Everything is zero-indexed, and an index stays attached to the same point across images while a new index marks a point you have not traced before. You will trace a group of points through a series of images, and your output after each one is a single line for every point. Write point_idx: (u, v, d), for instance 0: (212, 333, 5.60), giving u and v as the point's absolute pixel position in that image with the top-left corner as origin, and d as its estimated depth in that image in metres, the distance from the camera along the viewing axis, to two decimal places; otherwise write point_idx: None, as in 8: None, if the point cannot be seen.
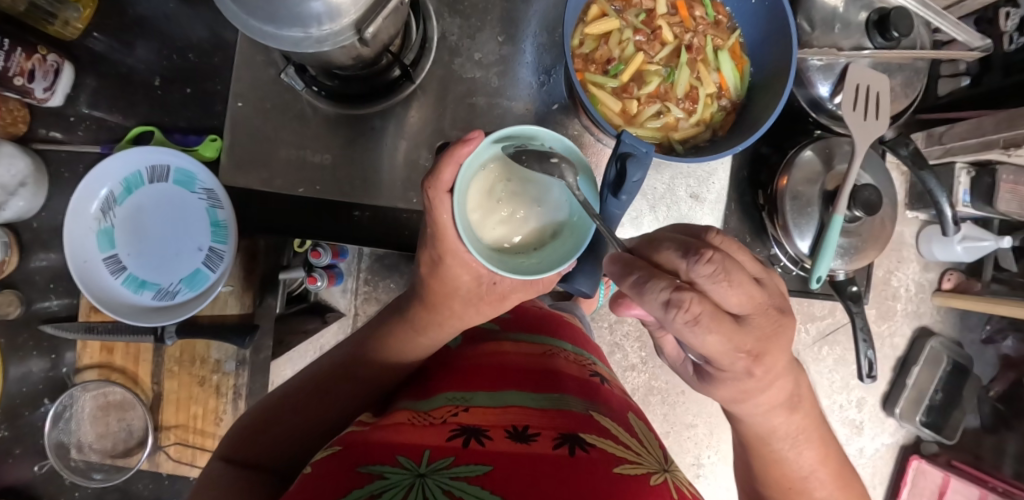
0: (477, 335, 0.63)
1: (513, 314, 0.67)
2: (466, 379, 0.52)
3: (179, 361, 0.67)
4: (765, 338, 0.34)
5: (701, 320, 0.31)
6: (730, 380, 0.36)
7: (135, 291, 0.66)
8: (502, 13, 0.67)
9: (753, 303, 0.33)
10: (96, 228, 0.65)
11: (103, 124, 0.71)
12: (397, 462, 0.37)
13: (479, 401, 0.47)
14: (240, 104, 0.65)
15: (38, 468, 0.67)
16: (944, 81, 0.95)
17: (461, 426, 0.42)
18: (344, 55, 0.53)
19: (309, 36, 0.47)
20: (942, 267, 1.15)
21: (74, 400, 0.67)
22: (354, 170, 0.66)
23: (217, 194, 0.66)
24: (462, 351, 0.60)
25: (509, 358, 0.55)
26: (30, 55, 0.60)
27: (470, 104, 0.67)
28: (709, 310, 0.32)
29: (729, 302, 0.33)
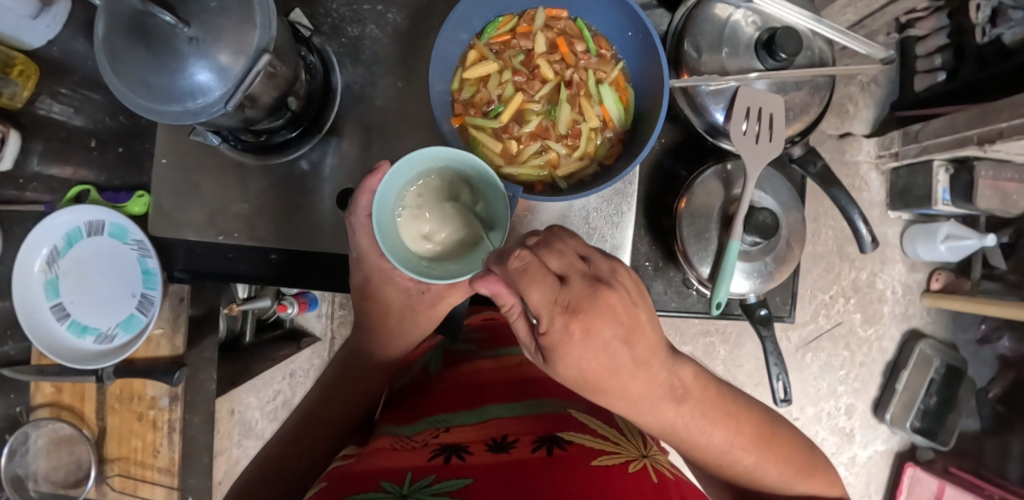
0: (455, 358, 0.74)
1: (488, 334, 0.77)
2: (445, 400, 0.62)
3: (119, 398, 0.73)
4: (585, 300, 0.39)
5: (528, 270, 0.38)
6: (572, 349, 0.41)
7: (79, 335, 0.73)
8: (408, 56, 0.72)
9: (576, 270, 0.41)
10: (43, 279, 0.72)
11: (51, 183, 0.76)
12: (382, 486, 0.45)
13: (456, 421, 0.56)
14: (165, 161, 0.70)
15: None
16: (921, 77, 1.05)
17: (442, 445, 0.51)
18: (231, 119, 0.59)
19: (186, 109, 0.53)
20: (929, 267, 1.14)
21: (28, 437, 0.72)
22: (269, 218, 0.71)
23: (145, 245, 0.71)
24: (443, 375, 0.70)
25: (483, 375, 0.65)
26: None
27: (374, 148, 0.71)
28: (537, 267, 0.39)
29: (552, 266, 0.40)
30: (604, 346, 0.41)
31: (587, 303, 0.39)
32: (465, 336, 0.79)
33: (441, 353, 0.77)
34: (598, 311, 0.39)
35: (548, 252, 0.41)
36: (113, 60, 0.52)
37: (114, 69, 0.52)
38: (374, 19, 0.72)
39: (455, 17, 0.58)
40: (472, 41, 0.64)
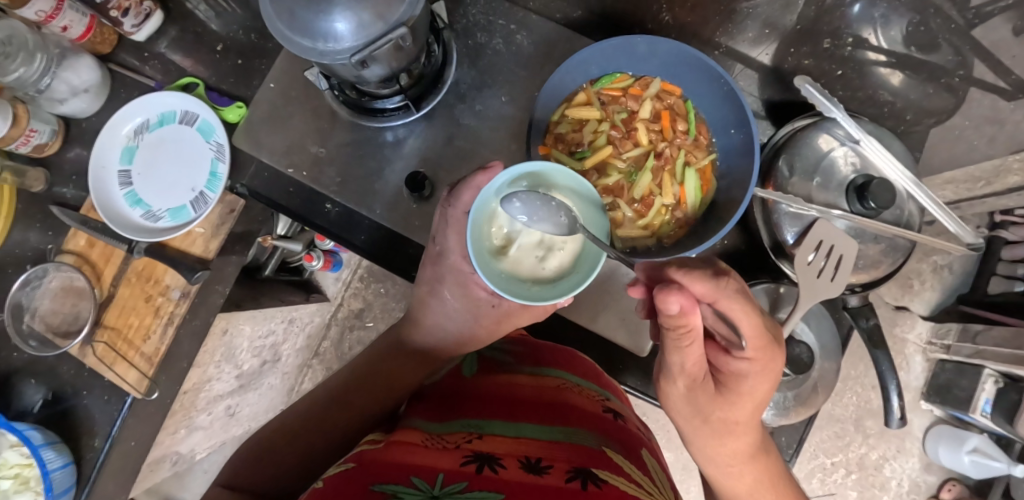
0: (491, 366, 0.67)
1: (528, 349, 0.71)
2: (480, 405, 0.56)
3: (138, 274, 0.75)
4: (763, 354, 0.44)
5: (743, 314, 0.42)
6: (733, 386, 0.47)
7: (130, 205, 0.76)
8: (522, 75, 0.75)
9: (763, 323, 0.44)
10: (124, 144, 0.77)
11: (166, 64, 0.82)
12: (411, 483, 0.39)
13: (491, 430, 0.50)
14: (272, 86, 0.75)
15: None
16: (997, 280, 0.94)
17: (474, 452, 0.45)
18: (347, 72, 0.62)
19: (315, 48, 0.57)
20: (945, 473, 1.06)
21: (45, 273, 0.77)
22: (338, 169, 0.74)
23: (225, 150, 0.76)
24: (477, 379, 0.64)
25: (520, 390, 0.59)
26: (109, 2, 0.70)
27: (455, 144, 0.74)
28: (744, 307, 0.42)
29: (750, 317, 0.42)
30: (757, 388, 0.46)
31: (771, 350, 0.45)
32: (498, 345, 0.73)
33: (476, 357, 0.70)
34: (769, 361, 0.45)
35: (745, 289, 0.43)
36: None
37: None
38: (506, 33, 0.76)
39: (575, 60, 0.62)
40: (585, 85, 0.67)
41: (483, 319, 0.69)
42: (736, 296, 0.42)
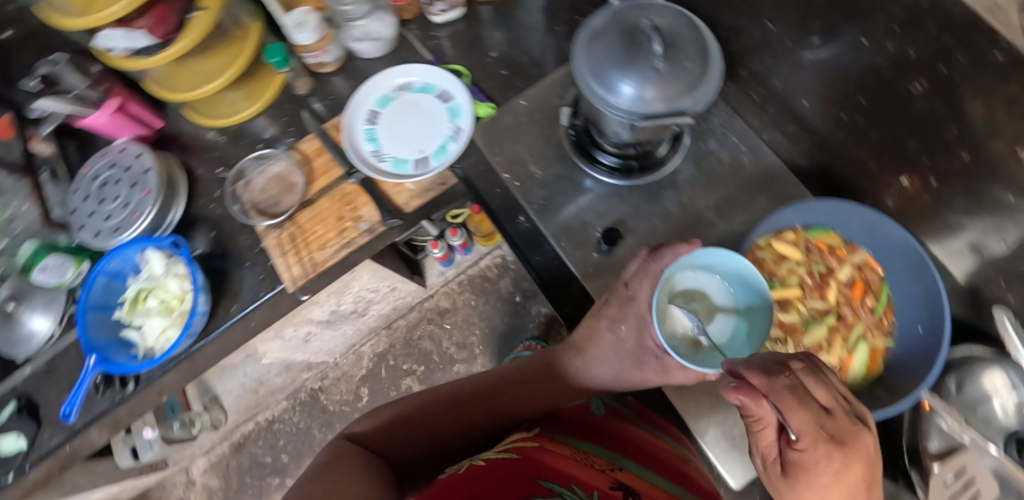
0: (615, 415, 0.75)
1: (645, 414, 0.79)
2: (611, 444, 0.64)
3: (343, 195, 0.84)
4: (841, 437, 0.42)
5: (789, 400, 0.43)
6: (814, 478, 0.42)
7: (364, 139, 0.87)
8: (730, 189, 0.82)
9: (839, 406, 0.44)
10: (387, 93, 0.90)
11: (442, 47, 0.96)
12: (573, 488, 0.46)
13: (628, 468, 0.57)
14: (524, 104, 0.87)
15: (218, 172, 0.92)
16: None
17: (619, 480, 0.52)
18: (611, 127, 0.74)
19: (606, 101, 0.68)
20: None
21: (274, 157, 0.89)
22: (545, 193, 0.83)
23: (461, 133, 0.87)
24: (604, 420, 0.72)
25: (646, 444, 0.67)
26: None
27: (650, 221, 0.82)
28: (798, 397, 0.44)
29: (818, 396, 0.44)
30: (852, 487, 0.42)
31: (850, 435, 0.42)
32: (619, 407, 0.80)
33: (603, 403, 0.78)
34: (852, 462, 0.41)
35: (820, 373, 0.46)
36: (604, 28, 0.70)
37: (597, 32, 0.70)
38: (731, 149, 0.84)
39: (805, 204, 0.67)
40: (799, 226, 0.71)
41: (644, 367, 0.74)
42: (789, 386, 0.44)
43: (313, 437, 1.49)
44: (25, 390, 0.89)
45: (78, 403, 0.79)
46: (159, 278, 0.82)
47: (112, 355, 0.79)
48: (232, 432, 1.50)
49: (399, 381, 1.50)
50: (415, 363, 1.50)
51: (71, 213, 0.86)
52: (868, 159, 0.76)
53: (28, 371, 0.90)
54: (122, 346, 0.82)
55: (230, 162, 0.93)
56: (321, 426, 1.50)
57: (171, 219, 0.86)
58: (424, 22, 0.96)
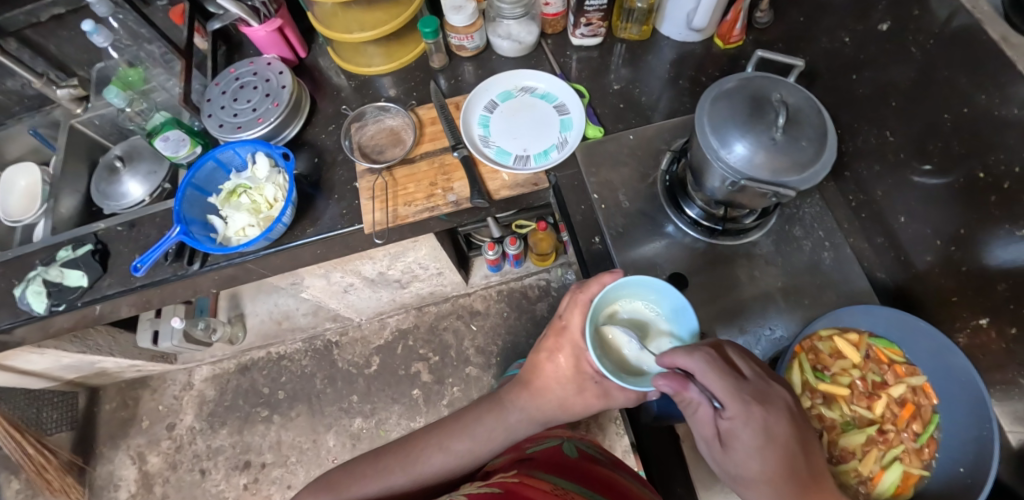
0: (585, 456, 0.82)
1: (608, 458, 0.86)
2: (582, 483, 0.73)
3: (444, 165, 0.91)
4: (759, 391, 0.61)
5: (710, 360, 0.61)
6: (737, 423, 0.59)
7: (478, 123, 0.94)
8: (800, 278, 0.85)
9: (752, 372, 0.63)
10: (510, 89, 0.97)
11: (572, 66, 1.02)
12: None
13: None
14: (631, 137, 0.93)
15: (342, 109, 0.99)
16: None
17: None
18: (710, 180, 0.77)
19: (716, 152, 0.72)
20: None
21: (393, 112, 0.96)
22: (626, 223, 0.87)
23: (565, 145, 0.91)
24: (575, 461, 0.80)
25: (616, 484, 0.75)
26: (588, 11, 0.94)
27: (715, 281, 0.85)
28: (717, 363, 0.62)
29: (738, 365, 0.63)
30: (767, 431, 0.59)
31: (763, 387, 0.61)
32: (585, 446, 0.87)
33: (571, 446, 0.85)
34: (764, 409, 0.59)
35: (737, 353, 0.65)
36: (735, 89, 0.74)
37: (726, 91, 0.74)
38: (811, 240, 0.87)
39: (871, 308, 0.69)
40: (864, 329, 0.73)
41: (585, 391, 0.83)
42: (711, 357, 0.62)
43: (313, 384, 1.53)
44: (106, 236, 0.94)
45: (149, 262, 0.83)
46: (259, 180, 0.89)
47: (193, 231, 0.85)
48: (243, 352, 1.55)
49: (411, 363, 1.54)
50: (431, 351, 1.55)
51: (205, 101, 0.95)
52: (949, 293, 0.77)
53: (115, 221, 0.95)
54: (203, 228, 0.87)
55: (353, 104, 1.00)
56: (324, 377, 1.54)
57: (284, 135, 0.95)
58: (563, 40, 1.03)
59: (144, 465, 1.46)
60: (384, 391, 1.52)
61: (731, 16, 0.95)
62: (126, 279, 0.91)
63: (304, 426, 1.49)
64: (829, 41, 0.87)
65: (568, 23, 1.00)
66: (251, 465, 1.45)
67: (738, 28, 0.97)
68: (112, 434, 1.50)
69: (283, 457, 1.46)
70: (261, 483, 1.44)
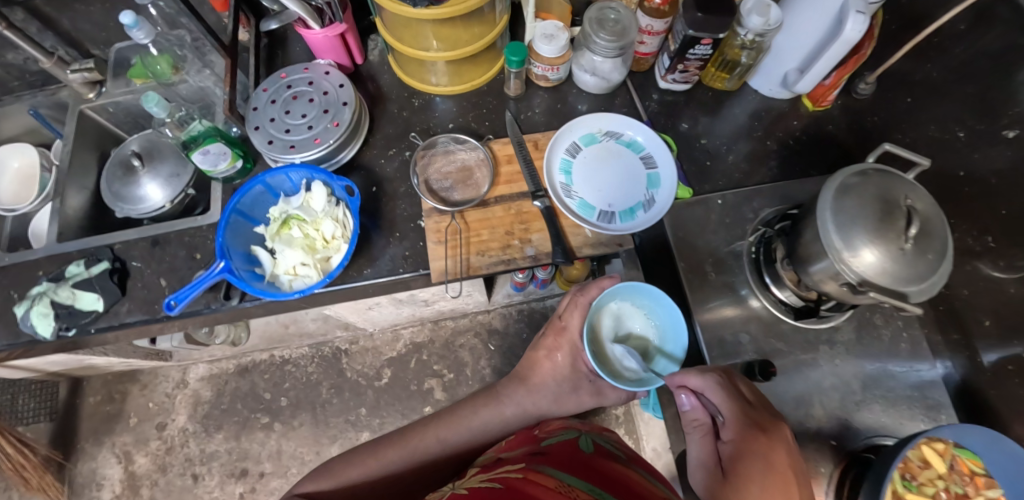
0: (606, 450, 0.68)
1: (638, 456, 0.72)
2: (594, 475, 0.60)
3: (521, 213, 0.84)
4: (762, 422, 0.63)
5: (720, 381, 0.67)
6: (733, 447, 0.62)
7: (559, 169, 0.86)
8: (873, 370, 0.84)
9: (760, 407, 0.65)
10: (593, 133, 0.89)
11: (655, 112, 0.97)
12: None
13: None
14: (719, 202, 0.89)
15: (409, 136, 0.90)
16: None
17: None
18: (816, 271, 0.74)
19: (838, 252, 0.68)
20: None
21: (470, 146, 0.89)
22: (708, 295, 0.84)
23: (652, 204, 0.85)
24: (592, 453, 0.66)
25: (642, 483, 0.61)
26: (688, 59, 0.87)
27: (791, 366, 0.83)
28: (726, 387, 0.66)
29: (745, 394, 0.67)
30: (764, 458, 0.59)
31: (767, 422, 0.63)
32: (611, 443, 0.72)
33: (590, 438, 0.71)
34: (761, 437, 0.61)
35: (750, 388, 0.68)
36: (861, 186, 0.69)
37: (852, 186, 0.70)
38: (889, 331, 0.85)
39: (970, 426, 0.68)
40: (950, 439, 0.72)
41: (579, 390, 0.89)
42: (724, 382, 0.67)
43: (319, 393, 1.45)
44: (123, 252, 0.83)
45: (185, 301, 0.73)
46: (315, 213, 0.81)
47: (237, 268, 0.75)
48: (243, 353, 1.46)
49: (423, 379, 1.48)
50: (446, 367, 1.49)
51: (252, 110, 0.85)
52: None
53: (136, 234, 0.84)
54: (246, 261, 0.78)
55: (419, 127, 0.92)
56: (331, 386, 1.46)
57: (340, 158, 0.85)
58: (648, 83, 0.98)
59: (131, 465, 1.38)
60: (394, 406, 1.45)
61: (831, 81, 0.89)
62: (149, 306, 0.80)
63: (306, 436, 1.41)
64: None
65: (658, 63, 0.94)
66: (247, 474, 1.38)
67: (832, 93, 0.92)
68: (96, 429, 1.40)
69: (283, 467, 1.38)
70: (258, 494, 1.36)
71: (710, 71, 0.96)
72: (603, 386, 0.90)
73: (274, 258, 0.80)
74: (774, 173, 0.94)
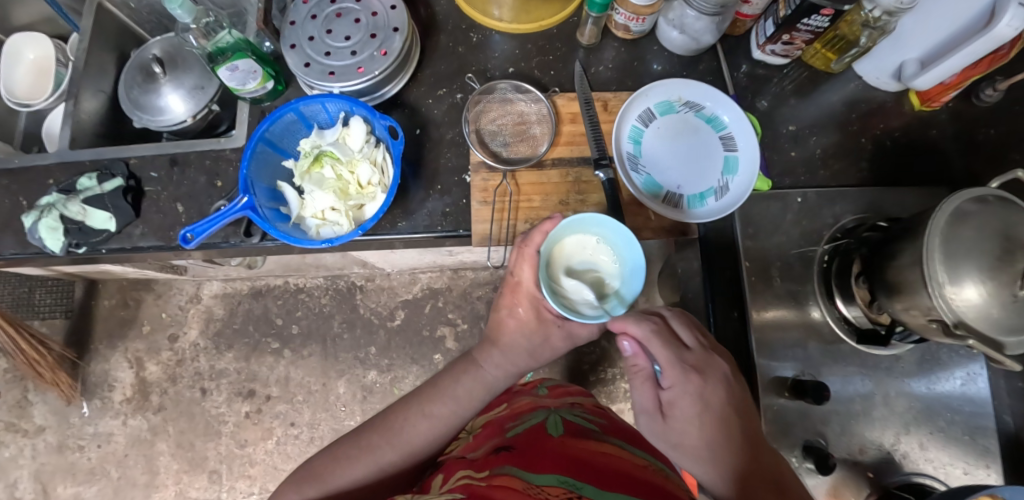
0: (580, 430, 0.63)
1: (610, 424, 0.68)
2: (574, 464, 0.53)
3: (580, 180, 0.77)
4: (700, 364, 0.63)
5: (656, 330, 0.64)
6: (676, 394, 0.62)
7: (629, 138, 0.77)
8: (937, 406, 0.75)
9: (699, 349, 0.65)
10: (672, 99, 0.78)
11: (741, 85, 0.85)
12: None
13: (592, 492, 0.47)
14: (799, 200, 0.80)
15: (467, 77, 0.80)
16: None
17: None
18: (903, 300, 0.65)
19: (937, 284, 0.59)
20: None
21: (531, 98, 0.79)
22: (766, 299, 0.77)
23: (726, 192, 0.75)
24: (564, 438, 0.59)
25: (621, 463, 0.56)
26: (798, 30, 0.74)
27: (847, 390, 0.75)
28: (664, 333, 0.64)
29: (684, 337, 0.66)
30: (706, 402, 0.60)
31: (707, 362, 0.63)
32: (579, 414, 0.69)
33: (560, 418, 0.65)
34: (700, 378, 0.61)
35: (683, 323, 0.67)
36: (980, 215, 0.58)
37: (971, 212, 0.59)
38: (960, 370, 0.75)
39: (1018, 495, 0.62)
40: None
41: (550, 340, 0.76)
42: (659, 333, 0.64)
43: (330, 326, 1.42)
44: (139, 169, 0.80)
45: (203, 235, 0.67)
46: (351, 152, 0.73)
47: (261, 205, 0.69)
48: (258, 276, 1.42)
49: (436, 326, 1.42)
50: (461, 317, 1.42)
51: (289, 25, 0.74)
52: None
53: (152, 151, 0.80)
54: (270, 198, 0.71)
55: (474, 67, 0.81)
56: (343, 321, 1.42)
57: (384, 93, 0.76)
58: (738, 52, 0.86)
59: (142, 372, 1.39)
60: (404, 350, 1.41)
61: (951, 83, 0.75)
62: (163, 233, 0.78)
63: (314, 366, 1.40)
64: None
65: (759, 30, 0.81)
66: (255, 395, 1.38)
67: (947, 96, 0.77)
68: (110, 333, 1.40)
69: (289, 393, 1.38)
70: (264, 415, 1.37)
71: (816, 47, 0.82)
72: (573, 326, 0.76)
73: (301, 198, 0.73)
74: (865, 174, 0.82)
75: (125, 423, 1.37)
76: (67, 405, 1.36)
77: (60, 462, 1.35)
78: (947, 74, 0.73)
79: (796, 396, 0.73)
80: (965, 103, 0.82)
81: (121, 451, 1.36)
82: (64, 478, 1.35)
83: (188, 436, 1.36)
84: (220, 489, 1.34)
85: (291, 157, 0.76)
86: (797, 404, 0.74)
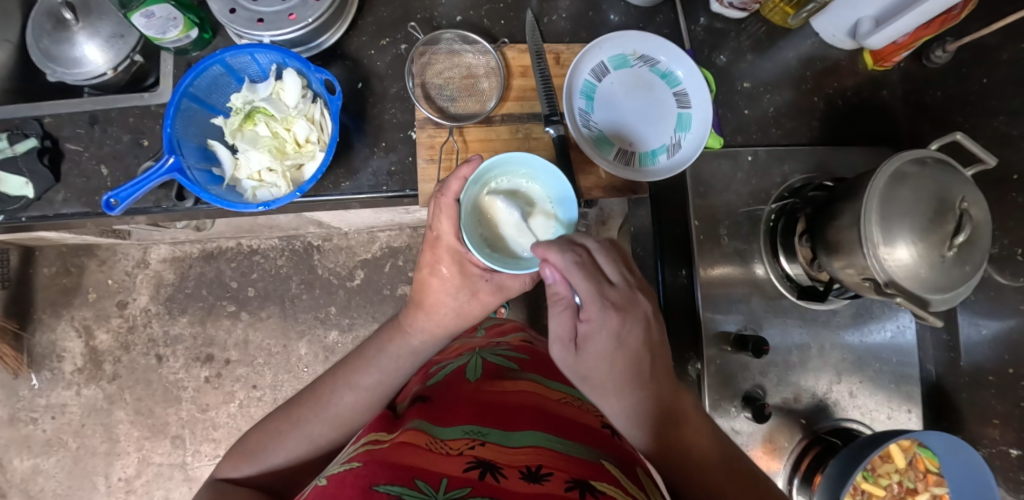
0: (497, 372, 0.66)
1: (533, 358, 0.72)
2: (480, 412, 0.55)
3: (531, 138, 0.75)
4: (623, 305, 0.57)
5: (583, 259, 0.58)
6: (606, 314, 0.56)
7: (581, 92, 0.74)
8: (868, 357, 0.79)
9: (624, 287, 0.59)
10: (626, 52, 0.76)
11: (698, 37, 0.83)
12: (416, 486, 0.41)
13: (494, 438, 0.50)
14: (749, 158, 0.80)
15: (410, 27, 0.75)
16: None
17: (477, 459, 0.46)
18: (842, 260, 0.66)
19: (874, 246, 0.60)
20: None
21: (479, 50, 0.75)
22: (714, 257, 0.78)
23: (678, 150, 0.74)
24: (480, 384, 0.63)
25: (528, 398, 0.59)
26: None
27: (786, 344, 0.78)
28: (587, 262, 0.58)
29: (610, 270, 0.59)
30: (622, 343, 0.56)
31: (629, 302, 0.58)
32: (502, 352, 0.72)
33: (480, 361, 0.69)
34: (625, 311, 0.57)
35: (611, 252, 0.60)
36: (918, 177, 0.59)
37: (909, 176, 0.59)
38: (890, 323, 0.79)
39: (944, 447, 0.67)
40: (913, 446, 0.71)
41: (478, 293, 0.73)
42: (593, 258, 0.59)
43: (288, 287, 1.39)
44: (55, 128, 0.73)
45: (129, 201, 0.62)
46: (286, 109, 0.68)
47: (190, 167, 0.64)
48: (209, 239, 1.37)
49: (397, 284, 1.40)
50: None
51: None
52: (993, 415, 0.74)
53: (70, 108, 0.73)
54: (201, 158, 0.67)
55: (417, 16, 0.76)
56: (301, 281, 1.39)
57: (321, 42, 0.71)
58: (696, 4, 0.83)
59: (91, 341, 1.34)
60: (363, 310, 1.40)
61: (903, 41, 0.74)
62: (89, 198, 0.73)
63: (274, 328, 1.37)
64: (1006, 119, 0.70)
65: None
66: (213, 360, 1.36)
67: (899, 56, 0.77)
68: (53, 301, 1.34)
69: (249, 356, 1.36)
70: (224, 379, 1.36)
71: (774, 1, 0.80)
72: (502, 278, 0.73)
73: (235, 158, 0.69)
74: (815, 133, 0.83)
75: (79, 393, 1.33)
76: (15, 376, 1.32)
77: (14, 434, 1.32)
78: (899, 34, 0.72)
79: (738, 350, 0.75)
80: (916, 63, 0.81)
81: (77, 420, 1.33)
82: (19, 450, 1.32)
83: (147, 402, 1.34)
84: (185, 453, 1.34)
85: (223, 115, 0.71)
86: (739, 357, 0.76)
